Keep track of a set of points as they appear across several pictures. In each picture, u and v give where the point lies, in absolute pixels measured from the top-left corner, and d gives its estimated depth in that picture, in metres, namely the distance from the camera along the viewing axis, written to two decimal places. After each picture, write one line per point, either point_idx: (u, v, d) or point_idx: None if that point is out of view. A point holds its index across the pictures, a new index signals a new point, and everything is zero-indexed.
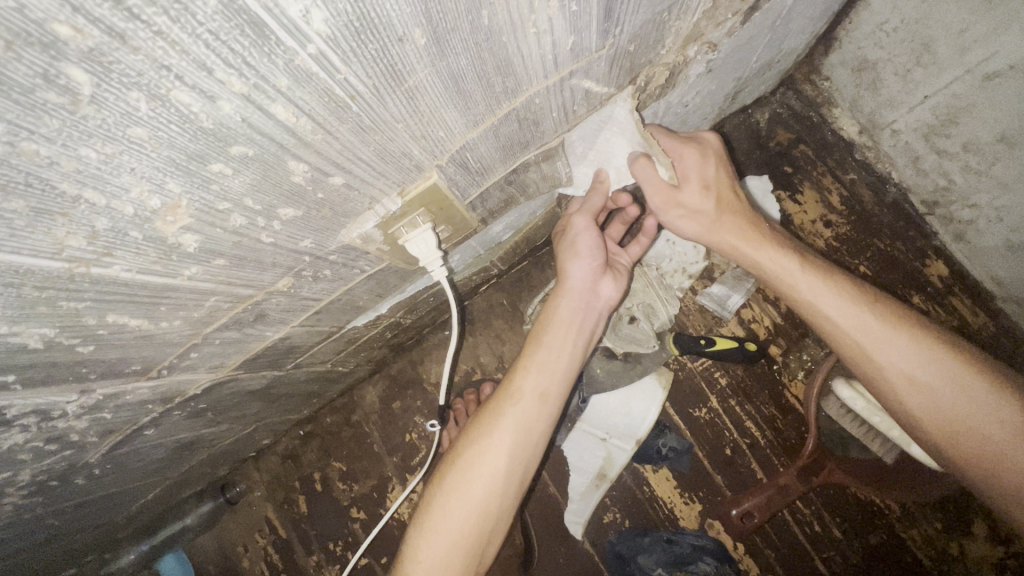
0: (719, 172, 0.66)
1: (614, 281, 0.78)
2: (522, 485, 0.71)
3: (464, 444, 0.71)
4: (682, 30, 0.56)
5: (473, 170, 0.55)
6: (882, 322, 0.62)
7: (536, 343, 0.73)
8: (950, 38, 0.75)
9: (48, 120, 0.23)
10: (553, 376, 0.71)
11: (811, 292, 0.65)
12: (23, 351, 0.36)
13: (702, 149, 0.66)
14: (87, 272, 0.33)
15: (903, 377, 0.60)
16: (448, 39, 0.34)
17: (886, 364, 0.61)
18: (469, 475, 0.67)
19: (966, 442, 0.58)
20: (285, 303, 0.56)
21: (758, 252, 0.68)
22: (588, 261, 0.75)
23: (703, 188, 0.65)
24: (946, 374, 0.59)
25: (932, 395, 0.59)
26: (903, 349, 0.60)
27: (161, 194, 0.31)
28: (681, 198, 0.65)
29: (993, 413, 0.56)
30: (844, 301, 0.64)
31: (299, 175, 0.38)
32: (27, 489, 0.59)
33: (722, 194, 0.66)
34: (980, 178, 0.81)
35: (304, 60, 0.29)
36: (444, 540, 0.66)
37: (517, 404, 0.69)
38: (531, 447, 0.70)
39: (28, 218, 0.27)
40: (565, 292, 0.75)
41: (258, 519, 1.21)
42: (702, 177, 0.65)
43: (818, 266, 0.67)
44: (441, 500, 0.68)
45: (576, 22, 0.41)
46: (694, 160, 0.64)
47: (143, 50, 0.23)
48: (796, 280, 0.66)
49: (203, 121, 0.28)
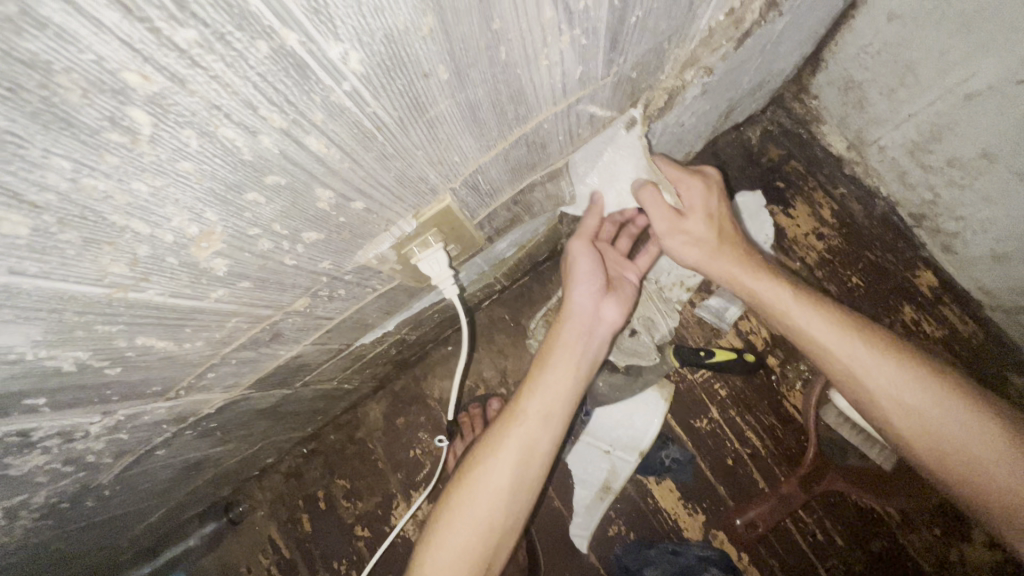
0: (721, 203, 0.71)
1: (618, 302, 0.78)
2: (529, 507, 0.71)
3: (472, 463, 0.72)
4: (680, 56, 0.59)
5: (483, 191, 0.57)
6: (871, 348, 0.64)
7: (541, 365, 0.74)
8: (932, 60, 0.78)
9: (109, 158, 0.25)
10: (557, 397, 0.72)
11: (803, 320, 0.67)
12: (56, 375, 0.38)
13: (707, 182, 0.71)
14: (125, 296, 0.35)
15: (893, 400, 0.62)
16: (468, 73, 0.36)
17: (876, 388, 0.63)
18: (475, 492, 0.69)
19: (954, 463, 0.59)
20: (300, 323, 0.58)
21: (753, 280, 0.70)
22: (588, 284, 0.77)
23: (707, 216, 0.70)
24: (933, 398, 0.60)
25: (921, 418, 0.60)
26: (892, 373, 0.63)
27: (199, 222, 0.33)
28: (684, 223, 0.69)
29: (978, 434, 0.58)
30: (835, 328, 0.66)
31: (324, 201, 0.39)
32: (39, 511, 0.59)
33: (721, 223, 0.71)
34: (965, 192, 0.84)
35: (339, 97, 0.30)
36: (449, 555, 0.66)
37: (522, 423, 0.71)
38: (535, 467, 0.71)
39: (78, 248, 0.29)
40: (569, 315, 0.76)
41: (262, 538, 1.20)
42: (705, 205, 0.70)
43: (810, 296, 0.70)
44: (448, 516, 0.69)
45: (585, 53, 0.43)
46: (699, 191, 0.70)
47: (200, 93, 0.25)
48: (788, 308, 0.68)
49: (244, 154, 0.30)
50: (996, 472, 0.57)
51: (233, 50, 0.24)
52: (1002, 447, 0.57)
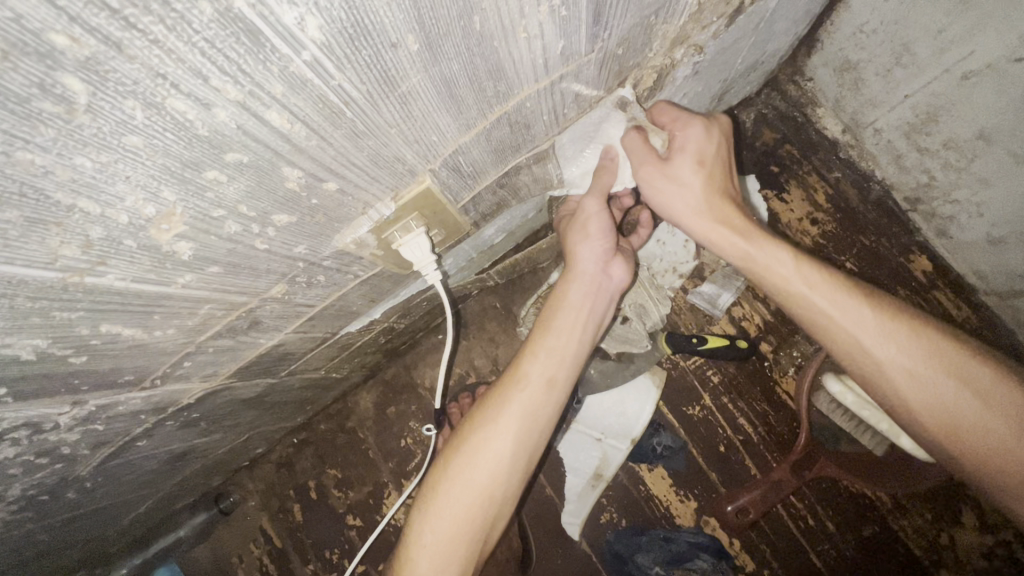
0: (719, 150, 0.65)
1: (625, 262, 0.77)
2: (528, 473, 0.72)
3: (469, 429, 0.71)
4: (669, 33, 0.57)
5: (465, 174, 0.55)
6: (879, 316, 0.60)
7: (545, 328, 0.73)
8: (928, 39, 0.77)
9: (43, 129, 0.23)
10: (560, 361, 0.71)
11: (807, 289, 0.62)
12: (16, 362, 0.36)
13: (708, 123, 0.64)
14: (81, 281, 0.33)
15: (904, 372, 0.58)
16: (441, 45, 0.35)
17: (886, 360, 0.59)
18: (475, 462, 0.68)
19: (967, 437, 0.56)
20: (279, 310, 0.56)
21: (757, 246, 0.64)
22: (598, 241, 0.74)
23: (697, 163, 0.63)
24: (952, 372, 0.57)
25: (934, 391, 0.57)
26: (903, 343, 0.59)
27: (156, 202, 0.31)
28: (671, 170, 0.64)
29: (994, 405, 0.55)
30: (841, 296, 0.62)
31: (293, 181, 0.38)
32: (16, 504, 0.58)
33: (712, 170, 0.64)
34: (961, 174, 0.83)
35: (299, 67, 0.29)
36: (448, 524, 0.67)
37: (524, 389, 0.70)
38: (537, 432, 0.70)
39: (22, 228, 0.27)
40: (575, 276, 0.74)
41: (253, 528, 1.19)
42: (698, 151, 0.63)
43: (808, 259, 0.65)
44: (446, 484, 0.69)
45: (567, 26, 0.41)
46: (697, 131, 0.63)
47: (139, 59, 0.23)
48: (791, 277, 0.63)
49: (199, 129, 0.28)
50: (1013, 447, 0.54)
51: (173, 11, 0.22)
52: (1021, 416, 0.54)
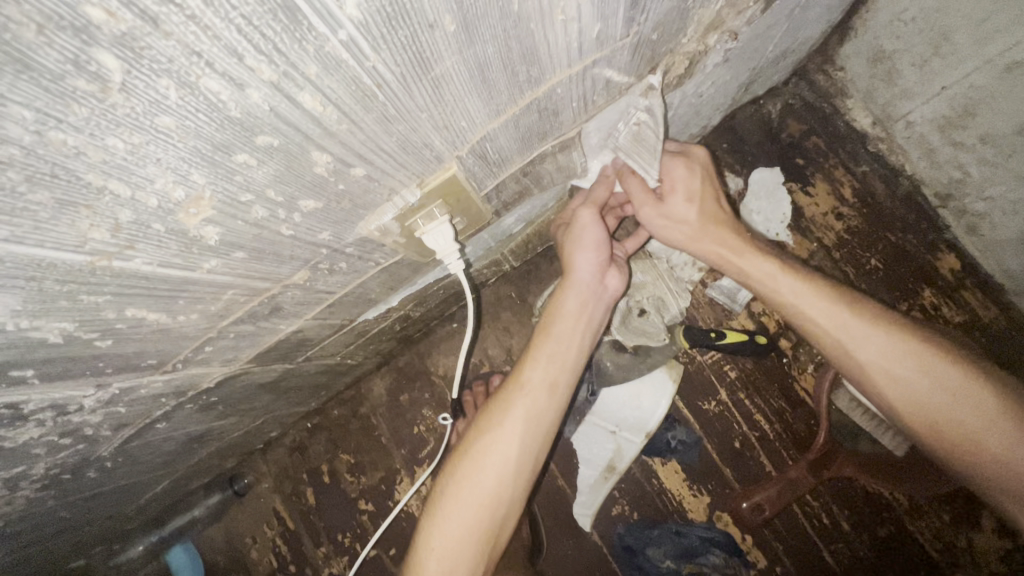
0: (706, 183, 0.68)
1: (620, 271, 0.76)
2: (534, 478, 0.72)
3: (476, 434, 0.71)
4: (705, 18, 0.55)
5: (491, 161, 0.54)
6: (860, 318, 0.63)
7: (544, 334, 0.73)
8: (970, 28, 0.73)
9: (77, 108, 0.22)
10: (562, 366, 0.71)
11: (792, 295, 0.66)
12: (42, 346, 0.36)
13: (688, 159, 0.67)
14: (109, 265, 0.33)
15: (882, 371, 0.61)
16: (478, 26, 0.33)
17: (865, 360, 0.62)
18: (481, 464, 0.68)
19: (943, 429, 0.59)
20: (300, 296, 0.56)
21: (745, 259, 0.68)
22: (593, 252, 0.72)
23: (686, 199, 0.67)
24: (926, 369, 0.60)
25: (908, 387, 0.60)
26: (881, 344, 0.62)
27: (185, 185, 0.30)
28: (665, 208, 0.68)
29: (963, 397, 0.57)
30: (824, 302, 0.65)
31: (322, 166, 0.37)
32: (40, 482, 0.59)
33: (704, 202, 0.68)
34: (995, 169, 0.80)
35: (334, 47, 0.27)
36: (457, 528, 0.67)
37: (528, 396, 0.69)
38: (542, 435, 0.70)
39: (52, 211, 0.27)
40: (571, 285, 0.73)
41: (266, 510, 1.21)
42: (686, 189, 0.67)
43: (796, 267, 0.68)
44: (454, 488, 0.69)
45: (604, 8, 0.39)
46: (681, 171, 0.67)
47: (175, 36, 0.22)
48: (778, 287, 0.67)
49: (231, 110, 0.28)
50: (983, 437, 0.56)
51: None
52: (991, 409, 0.56)
